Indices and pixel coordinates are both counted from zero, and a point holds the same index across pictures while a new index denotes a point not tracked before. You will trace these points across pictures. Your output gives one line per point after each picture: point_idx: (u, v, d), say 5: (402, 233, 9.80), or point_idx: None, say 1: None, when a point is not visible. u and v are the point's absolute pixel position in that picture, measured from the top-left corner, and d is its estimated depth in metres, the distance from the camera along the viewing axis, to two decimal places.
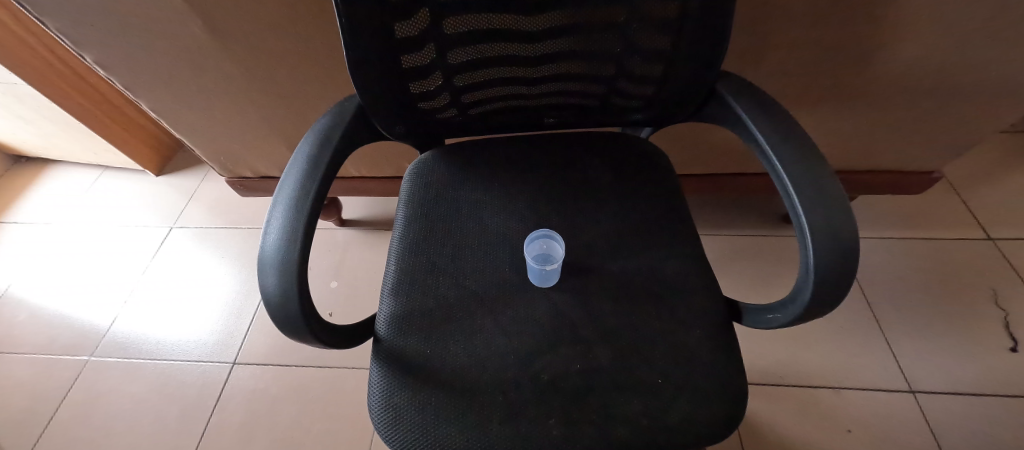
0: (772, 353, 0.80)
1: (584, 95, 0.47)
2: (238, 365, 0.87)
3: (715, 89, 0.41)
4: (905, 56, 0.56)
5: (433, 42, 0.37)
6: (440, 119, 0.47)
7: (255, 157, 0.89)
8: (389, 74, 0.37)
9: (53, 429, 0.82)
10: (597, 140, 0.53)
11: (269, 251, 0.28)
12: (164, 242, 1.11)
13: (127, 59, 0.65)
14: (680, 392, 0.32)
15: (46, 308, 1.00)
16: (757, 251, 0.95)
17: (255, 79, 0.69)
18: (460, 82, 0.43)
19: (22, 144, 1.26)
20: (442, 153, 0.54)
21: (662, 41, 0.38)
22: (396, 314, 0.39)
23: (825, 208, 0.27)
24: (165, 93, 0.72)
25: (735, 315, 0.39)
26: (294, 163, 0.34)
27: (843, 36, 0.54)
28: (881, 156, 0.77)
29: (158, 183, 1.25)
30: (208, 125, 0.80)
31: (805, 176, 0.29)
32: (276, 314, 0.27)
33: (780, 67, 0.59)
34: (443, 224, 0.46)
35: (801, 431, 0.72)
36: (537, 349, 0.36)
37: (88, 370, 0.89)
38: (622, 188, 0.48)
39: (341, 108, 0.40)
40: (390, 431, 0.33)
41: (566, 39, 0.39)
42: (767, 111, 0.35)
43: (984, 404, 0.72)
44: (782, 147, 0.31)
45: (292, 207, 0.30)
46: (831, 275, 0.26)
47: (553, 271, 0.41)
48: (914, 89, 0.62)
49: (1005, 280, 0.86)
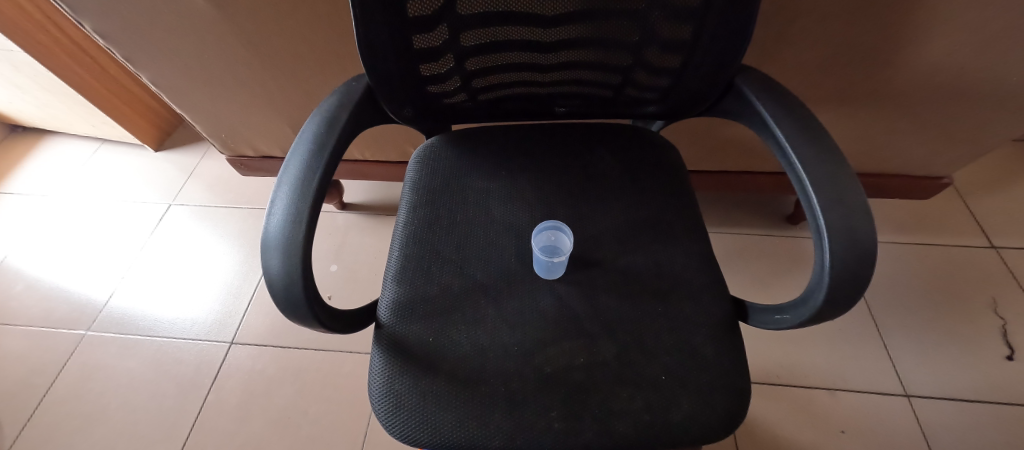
0: (770, 353, 0.80)
1: (597, 85, 0.46)
2: (236, 344, 0.87)
3: (732, 84, 0.40)
4: (927, 59, 0.55)
5: (446, 23, 0.36)
6: (449, 104, 0.46)
7: (257, 135, 0.88)
8: (399, 54, 0.36)
9: (47, 403, 0.82)
10: (606, 132, 0.52)
11: (273, 232, 0.27)
12: (162, 219, 1.10)
13: (126, 28, 0.63)
14: (683, 390, 0.32)
15: (45, 280, 0.99)
16: (760, 251, 0.95)
17: (259, 54, 0.66)
18: (470, 66, 0.42)
19: (20, 114, 1.23)
20: (449, 139, 0.53)
21: (684, 31, 0.36)
22: (398, 299, 0.38)
23: (845, 210, 0.26)
24: (166, 66, 0.70)
25: (741, 314, 0.38)
26: (300, 143, 0.33)
27: (869, 32, 0.52)
28: (893, 158, 0.76)
29: (157, 158, 1.24)
30: (210, 100, 0.79)
31: (828, 177, 0.28)
32: (278, 295, 0.27)
33: (800, 62, 0.58)
34: (448, 211, 0.45)
35: (796, 429, 0.73)
36: (539, 342, 0.35)
37: (84, 345, 0.89)
38: (631, 181, 0.47)
39: (348, 88, 0.39)
40: (390, 417, 0.33)
41: (582, 24, 0.38)
42: (788, 107, 0.33)
43: (975, 410, 0.73)
44: (804, 146, 0.30)
45: (297, 188, 0.29)
46: (844, 278, 0.26)
47: (560, 263, 0.41)
48: (932, 93, 0.61)
49: (1005, 288, 0.86)
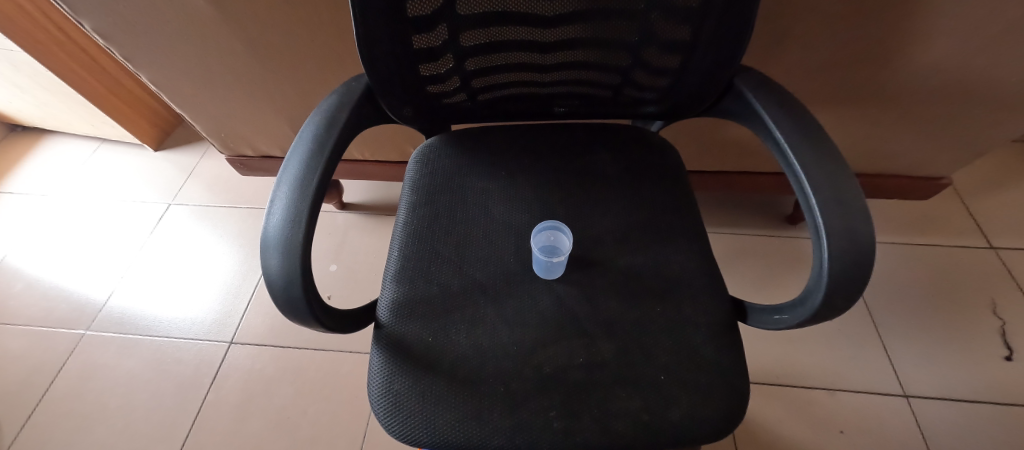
0: (770, 354, 0.80)
1: (597, 85, 0.46)
2: (235, 344, 0.87)
3: (732, 85, 0.40)
4: (926, 60, 0.55)
5: (446, 23, 0.36)
6: (449, 103, 0.46)
7: (257, 134, 0.88)
8: (399, 53, 0.36)
9: (47, 403, 0.82)
10: (606, 132, 0.52)
11: (273, 232, 0.27)
12: (161, 219, 1.10)
13: (126, 27, 0.63)
14: (682, 390, 0.32)
15: (43, 279, 0.99)
16: (760, 251, 0.95)
17: (260, 54, 0.67)
18: (470, 66, 0.42)
19: (19, 114, 1.23)
20: (448, 139, 0.53)
21: (683, 31, 0.36)
22: (397, 299, 0.38)
23: (843, 210, 0.26)
24: (166, 65, 0.70)
25: (740, 314, 0.38)
26: (300, 143, 0.33)
27: (869, 33, 0.52)
28: (893, 158, 0.76)
29: (157, 158, 1.24)
30: (210, 100, 0.79)
31: (826, 177, 0.28)
32: (278, 295, 0.27)
33: (799, 63, 0.58)
34: (448, 211, 0.45)
35: (795, 430, 0.73)
36: (539, 341, 0.35)
37: (84, 344, 0.89)
38: (630, 181, 0.47)
39: (348, 88, 0.39)
40: (390, 416, 0.33)
41: (582, 25, 0.38)
42: (787, 108, 0.33)
43: (974, 410, 0.73)
44: (803, 147, 0.30)
45: (297, 188, 0.29)
46: (843, 278, 0.26)
47: (559, 263, 0.41)
48: (931, 93, 0.61)
49: (1004, 289, 0.86)
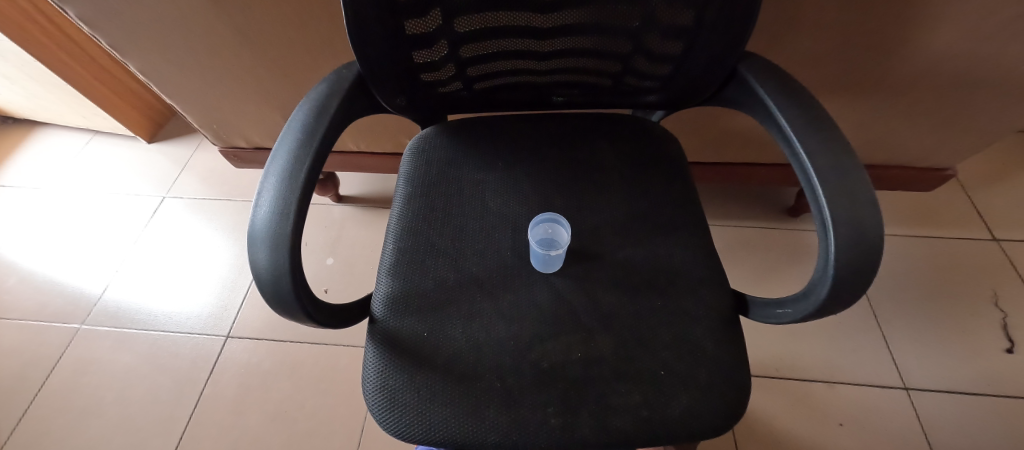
0: (769, 347, 0.80)
1: (597, 73, 0.44)
2: (231, 338, 0.87)
3: (735, 71, 0.39)
4: (935, 47, 0.53)
5: (439, 7, 0.34)
6: (443, 92, 0.45)
7: (250, 125, 0.86)
8: (392, 40, 0.34)
9: (42, 397, 0.82)
10: (607, 122, 0.51)
11: (259, 225, 0.26)
12: (156, 212, 1.08)
13: (110, 15, 0.60)
14: (680, 385, 0.31)
15: (36, 274, 0.98)
16: (760, 243, 0.94)
17: (249, 41, 0.64)
18: (465, 53, 0.40)
19: (9, 105, 1.21)
20: (445, 129, 0.51)
21: (686, 16, 0.35)
22: (393, 293, 0.38)
23: (850, 202, 0.25)
24: (153, 54, 0.68)
25: (742, 308, 0.38)
26: (288, 131, 0.32)
27: (877, 19, 0.51)
28: (897, 149, 0.75)
29: (150, 150, 1.22)
30: (199, 89, 0.76)
31: (833, 167, 0.27)
32: (266, 289, 0.26)
33: (805, 49, 0.56)
34: (444, 204, 0.44)
35: (794, 423, 0.73)
36: (537, 336, 0.35)
37: (79, 338, 0.88)
38: (630, 172, 0.46)
39: (338, 76, 0.38)
40: (385, 413, 0.32)
41: (581, 10, 0.37)
42: (793, 96, 0.32)
43: (973, 402, 0.73)
44: (810, 137, 0.29)
45: (285, 179, 0.28)
46: (850, 272, 0.25)
47: (557, 257, 0.40)
48: (939, 82, 0.59)
49: (1006, 281, 0.85)
